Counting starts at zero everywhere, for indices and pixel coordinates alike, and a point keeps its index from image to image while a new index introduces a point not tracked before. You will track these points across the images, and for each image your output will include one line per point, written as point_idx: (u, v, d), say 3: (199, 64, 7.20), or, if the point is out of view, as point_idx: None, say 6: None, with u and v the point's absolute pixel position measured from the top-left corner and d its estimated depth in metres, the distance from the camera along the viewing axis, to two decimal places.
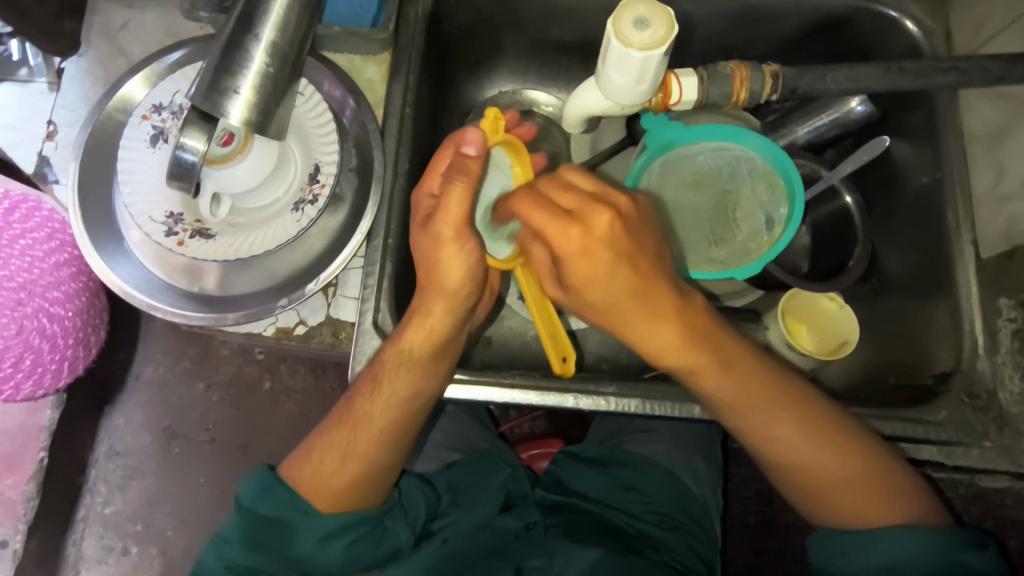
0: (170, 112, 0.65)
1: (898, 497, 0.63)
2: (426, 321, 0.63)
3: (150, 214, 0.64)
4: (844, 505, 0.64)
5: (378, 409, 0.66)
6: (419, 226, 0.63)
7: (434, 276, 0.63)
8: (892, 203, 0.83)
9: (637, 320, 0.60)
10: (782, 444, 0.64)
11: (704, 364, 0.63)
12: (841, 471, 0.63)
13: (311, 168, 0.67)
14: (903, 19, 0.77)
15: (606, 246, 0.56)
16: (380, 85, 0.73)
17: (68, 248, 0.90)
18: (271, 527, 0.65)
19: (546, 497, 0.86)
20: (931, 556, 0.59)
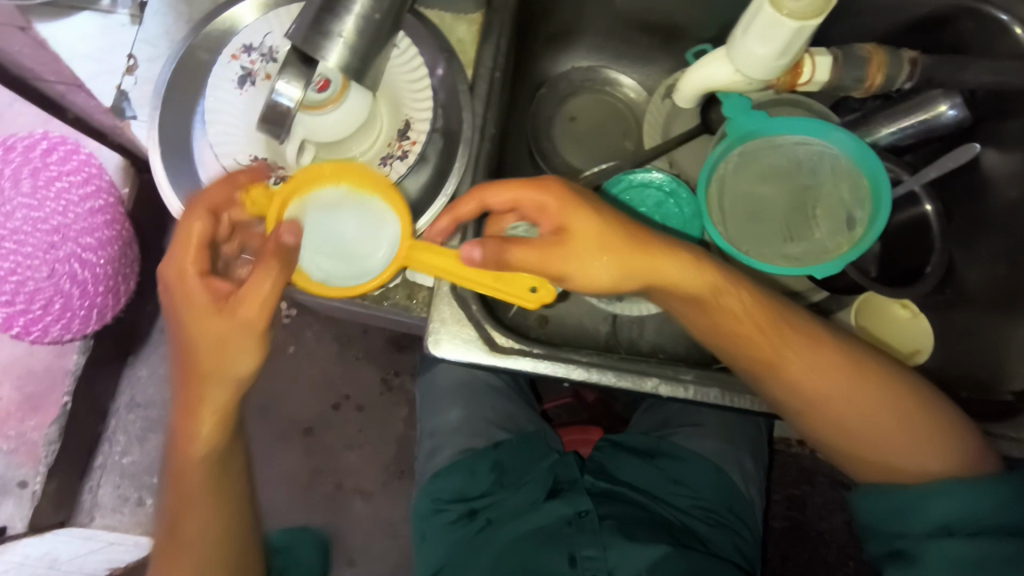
0: (259, 54, 0.63)
1: (935, 440, 0.62)
2: (203, 407, 0.58)
3: (235, 156, 0.62)
4: (898, 461, 0.64)
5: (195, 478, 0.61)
6: (188, 310, 0.56)
7: (219, 363, 0.56)
8: (977, 214, 0.80)
9: (661, 267, 0.61)
10: (825, 400, 0.64)
11: (761, 327, 0.63)
12: (889, 415, 0.63)
13: (400, 125, 0.66)
14: (1014, 24, 0.73)
15: (570, 199, 0.59)
16: (470, 46, 0.70)
17: (102, 194, 0.96)
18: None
19: (595, 484, 0.83)
20: (990, 510, 0.57)
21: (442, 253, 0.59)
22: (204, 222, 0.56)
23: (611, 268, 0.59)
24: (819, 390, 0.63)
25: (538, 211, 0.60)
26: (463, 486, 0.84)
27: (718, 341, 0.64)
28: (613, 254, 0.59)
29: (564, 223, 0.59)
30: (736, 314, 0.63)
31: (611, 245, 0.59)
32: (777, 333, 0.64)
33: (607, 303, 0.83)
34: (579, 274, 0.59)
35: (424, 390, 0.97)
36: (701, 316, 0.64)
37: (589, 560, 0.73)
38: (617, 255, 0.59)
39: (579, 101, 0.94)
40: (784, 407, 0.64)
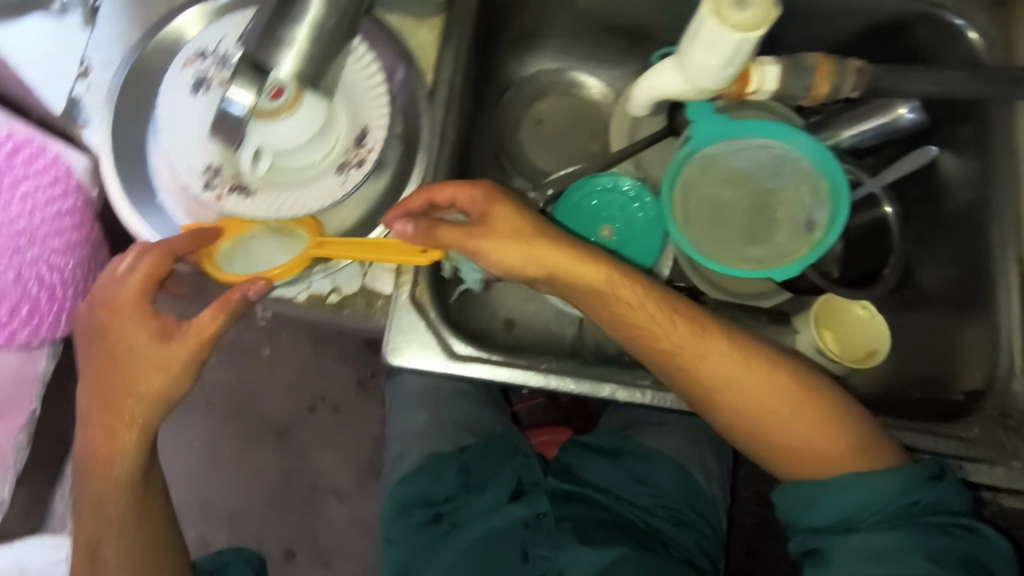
0: (213, 60, 0.61)
1: (843, 432, 0.61)
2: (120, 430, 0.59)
3: (189, 164, 0.61)
4: (810, 456, 0.61)
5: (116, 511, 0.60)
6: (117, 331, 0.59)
7: (138, 382, 0.58)
8: (931, 217, 0.81)
9: (555, 257, 0.61)
10: (728, 392, 0.61)
11: (670, 327, 0.62)
12: (797, 412, 0.61)
13: (357, 132, 0.63)
14: (968, 28, 0.75)
15: (492, 191, 0.62)
16: (430, 50, 0.69)
17: (70, 196, 0.86)
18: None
19: (559, 485, 0.84)
20: (887, 502, 0.58)
21: (357, 245, 0.61)
22: (158, 263, 0.57)
23: (529, 260, 0.61)
24: (732, 392, 0.61)
25: (472, 205, 0.62)
26: (429, 489, 0.84)
27: (632, 342, 0.63)
28: (532, 251, 0.61)
29: (493, 213, 0.61)
30: (636, 309, 0.62)
31: (526, 229, 0.61)
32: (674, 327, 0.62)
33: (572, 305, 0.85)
34: (514, 265, 0.62)
35: (392, 394, 0.98)
36: (617, 316, 0.63)
37: (541, 559, 0.76)
38: (518, 236, 0.60)
39: (545, 104, 0.94)
40: (699, 407, 0.63)
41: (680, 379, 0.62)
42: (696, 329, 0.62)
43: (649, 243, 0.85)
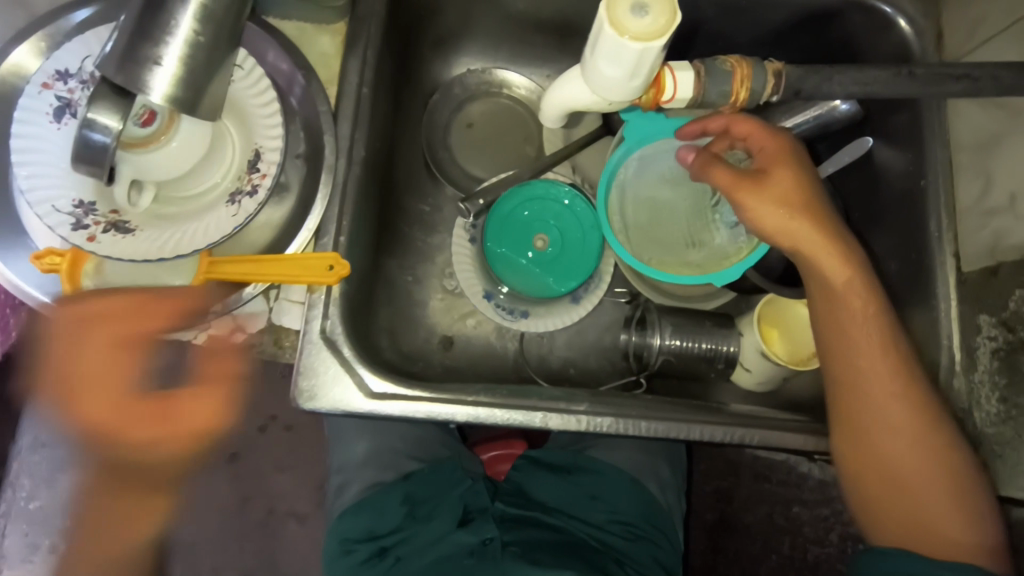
0: (78, 81, 0.54)
1: (976, 518, 0.58)
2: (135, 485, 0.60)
3: (54, 202, 0.53)
4: (930, 526, 0.58)
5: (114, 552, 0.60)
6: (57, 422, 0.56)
7: (158, 438, 0.57)
8: (873, 208, 0.78)
9: (805, 231, 0.60)
10: (871, 397, 0.59)
11: (865, 333, 0.60)
12: (939, 474, 0.58)
13: (250, 155, 0.57)
14: (898, 17, 0.73)
15: (797, 156, 0.63)
16: (334, 59, 0.64)
17: None
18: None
19: (506, 509, 0.80)
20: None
21: (252, 260, 0.57)
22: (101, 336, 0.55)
23: (772, 221, 0.61)
24: (892, 420, 0.59)
25: (759, 153, 0.64)
26: (372, 524, 0.79)
27: (822, 325, 0.62)
28: (788, 216, 0.60)
29: (787, 176, 0.62)
30: (851, 298, 0.60)
31: (797, 194, 0.61)
32: (866, 311, 0.60)
33: (510, 319, 0.82)
34: (759, 217, 0.61)
35: (330, 424, 0.93)
36: (824, 297, 0.61)
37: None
38: (782, 190, 0.61)
39: (474, 106, 0.88)
40: (843, 416, 0.60)
41: (829, 355, 0.61)
42: (885, 343, 0.60)
43: (584, 251, 0.81)
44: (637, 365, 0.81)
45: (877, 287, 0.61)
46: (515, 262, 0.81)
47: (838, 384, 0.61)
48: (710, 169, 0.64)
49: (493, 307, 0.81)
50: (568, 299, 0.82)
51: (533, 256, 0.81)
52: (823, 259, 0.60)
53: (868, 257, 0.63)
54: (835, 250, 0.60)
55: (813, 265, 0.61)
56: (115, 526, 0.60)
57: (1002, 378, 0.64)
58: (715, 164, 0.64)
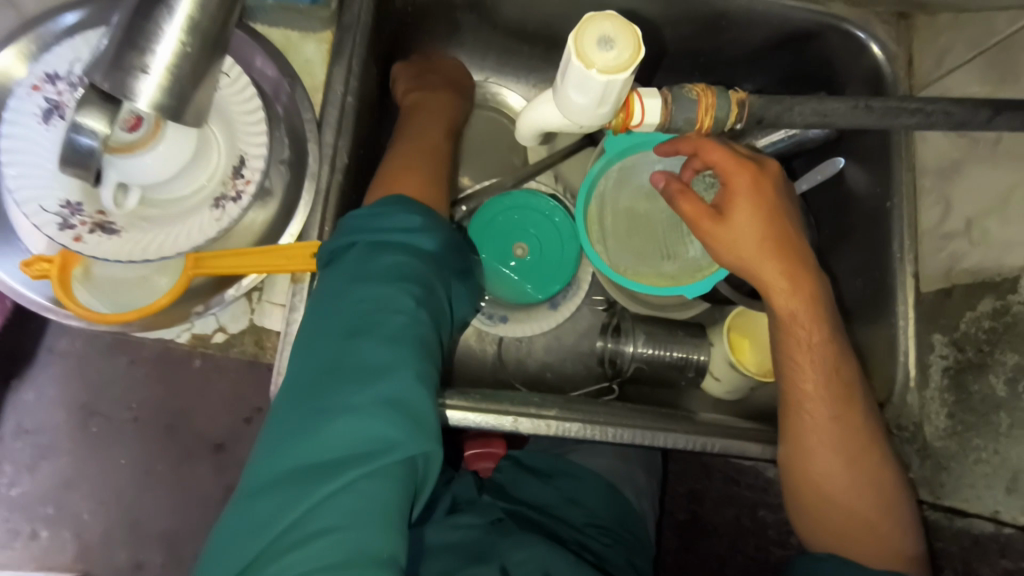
0: (67, 83, 0.56)
1: (903, 526, 0.63)
2: (416, 133, 0.70)
3: (41, 202, 0.54)
4: (866, 534, 0.62)
5: (416, 156, 0.67)
6: (415, 155, 0.67)
7: (434, 116, 0.73)
8: (842, 224, 0.81)
9: (768, 267, 0.63)
10: (811, 419, 0.63)
11: (814, 360, 0.63)
12: (873, 488, 0.62)
13: (235, 160, 0.59)
14: (871, 42, 0.75)
15: (761, 194, 0.64)
16: (319, 67, 0.65)
17: None
18: (374, 308, 0.50)
19: (495, 503, 0.82)
20: None
21: (238, 254, 0.58)
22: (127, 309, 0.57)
23: (732, 255, 0.64)
24: (828, 438, 0.62)
25: (725, 185, 0.64)
26: None
27: (778, 346, 0.65)
28: (749, 251, 0.63)
29: (748, 210, 0.63)
30: (805, 332, 0.64)
31: (755, 238, 0.63)
32: (818, 344, 0.63)
33: (490, 323, 0.84)
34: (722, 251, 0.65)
35: None
36: (771, 319, 0.66)
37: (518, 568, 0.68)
38: (738, 237, 0.63)
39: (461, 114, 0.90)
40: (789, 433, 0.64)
41: (783, 380, 0.65)
42: (830, 371, 0.63)
43: (562, 260, 0.83)
44: (611, 369, 0.84)
45: (829, 321, 0.64)
46: (496, 268, 0.83)
47: (788, 407, 0.64)
48: (679, 202, 0.65)
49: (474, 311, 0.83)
50: (547, 306, 0.85)
51: (514, 265, 0.83)
52: (778, 300, 0.64)
53: (825, 287, 0.65)
54: (788, 281, 0.63)
55: (767, 298, 0.65)
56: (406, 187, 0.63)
57: (950, 396, 0.67)
58: (685, 193, 0.65)
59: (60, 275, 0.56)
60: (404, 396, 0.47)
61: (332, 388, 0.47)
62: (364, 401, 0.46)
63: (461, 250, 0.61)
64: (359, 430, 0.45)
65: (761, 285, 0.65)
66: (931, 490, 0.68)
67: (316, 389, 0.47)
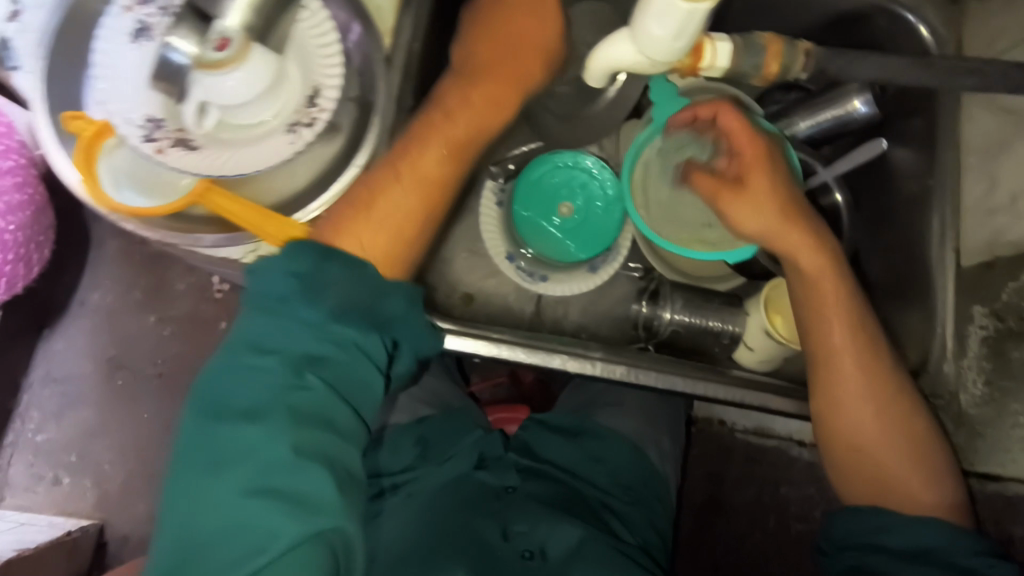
0: (157, 7, 0.58)
1: (936, 479, 0.64)
2: (428, 145, 0.64)
3: (129, 115, 0.57)
4: (897, 492, 0.64)
5: (399, 190, 0.63)
6: (395, 196, 0.62)
7: (464, 122, 0.65)
8: (881, 204, 0.82)
9: (788, 227, 0.65)
10: (842, 374, 0.65)
11: (840, 316, 0.65)
12: (906, 446, 0.64)
13: (309, 90, 0.61)
14: (919, 24, 0.76)
15: (772, 160, 0.67)
16: (389, 13, 0.66)
17: (10, 154, 0.96)
18: (253, 394, 0.56)
19: (520, 460, 0.85)
20: (956, 548, 0.60)
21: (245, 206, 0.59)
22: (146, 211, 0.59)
23: (755, 218, 0.66)
24: (852, 393, 0.64)
25: (738, 151, 0.68)
26: (386, 461, 0.85)
27: (802, 308, 0.67)
28: (771, 211, 0.65)
29: (762, 172, 0.66)
30: (827, 290, 0.65)
31: (772, 203, 0.66)
32: (845, 301, 0.65)
33: (530, 281, 0.85)
34: (746, 212, 0.66)
35: None
36: (796, 281, 0.67)
37: (520, 536, 0.74)
38: (758, 202, 0.66)
39: None
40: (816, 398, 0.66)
41: (811, 340, 0.67)
42: (856, 332, 0.65)
43: (603, 224, 0.85)
44: (646, 333, 0.87)
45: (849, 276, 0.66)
46: (540, 228, 0.85)
47: (817, 366, 0.66)
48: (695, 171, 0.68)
49: (515, 269, 0.85)
50: (586, 268, 0.85)
51: (559, 222, 0.85)
52: (801, 257, 0.65)
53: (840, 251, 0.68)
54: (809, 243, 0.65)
55: (792, 258, 0.66)
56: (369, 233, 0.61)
57: (988, 364, 0.71)
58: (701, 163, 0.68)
59: (88, 145, 0.58)
60: (280, 474, 0.53)
61: (214, 468, 0.54)
62: (236, 487, 0.53)
63: (381, 293, 0.60)
64: (242, 518, 0.52)
65: (782, 250, 0.66)
66: (967, 458, 0.74)
67: (201, 466, 0.54)
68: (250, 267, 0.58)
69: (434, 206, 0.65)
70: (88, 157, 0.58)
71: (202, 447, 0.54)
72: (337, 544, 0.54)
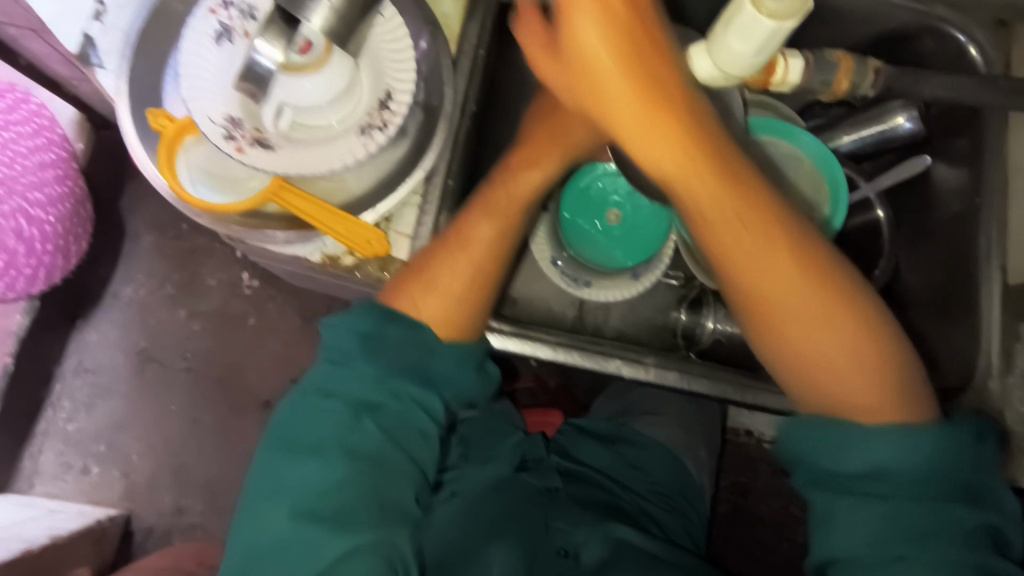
0: (239, 10, 0.60)
1: (905, 396, 0.57)
2: (495, 206, 0.65)
3: (210, 113, 0.59)
4: (855, 410, 0.57)
5: (466, 255, 0.64)
6: (458, 262, 0.63)
7: (532, 185, 0.66)
8: (926, 221, 0.83)
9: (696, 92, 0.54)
10: (771, 291, 0.57)
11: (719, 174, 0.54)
12: (864, 362, 0.57)
13: (381, 94, 0.62)
14: (969, 44, 0.76)
15: (644, 60, 0.52)
16: (456, 21, 0.69)
17: (53, 146, 1.03)
18: (313, 432, 0.59)
19: (561, 463, 0.85)
20: (934, 468, 0.54)
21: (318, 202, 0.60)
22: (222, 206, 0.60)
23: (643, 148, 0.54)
24: (784, 307, 0.57)
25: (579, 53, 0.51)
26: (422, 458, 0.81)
27: (696, 223, 0.57)
28: (654, 116, 0.52)
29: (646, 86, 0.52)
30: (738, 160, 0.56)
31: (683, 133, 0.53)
32: (761, 215, 0.56)
33: (574, 286, 0.87)
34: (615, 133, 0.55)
35: None
36: (702, 216, 0.56)
37: (559, 532, 0.75)
38: (660, 131, 0.52)
39: None
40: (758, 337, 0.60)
41: (721, 257, 0.57)
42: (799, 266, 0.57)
43: (650, 233, 0.86)
44: (687, 342, 0.86)
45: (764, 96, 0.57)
46: (587, 233, 0.86)
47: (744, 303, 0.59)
48: (522, 41, 0.58)
49: (560, 274, 0.88)
50: (629, 275, 0.87)
51: (606, 229, 0.86)
52: (690, 193, 0.55)
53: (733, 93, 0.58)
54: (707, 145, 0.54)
55: (687, 183, 0.54)
56: (436, 299, 0.63)
57: None
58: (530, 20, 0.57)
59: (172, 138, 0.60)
60: (330, 507, 0.56)
61: (272, 497, 0.57)
62: (288, 515, 0.56)
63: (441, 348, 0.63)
64: (296, 541, 0.55)
65: (646, 159, 0.54)
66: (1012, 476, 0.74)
67: (262, 494, 0.58)
68: (326, 320, 0.63)
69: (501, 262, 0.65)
70: (168, 149, 0.60)
71: (265, 478, 0.58)
72: (389, 559, 0.57)
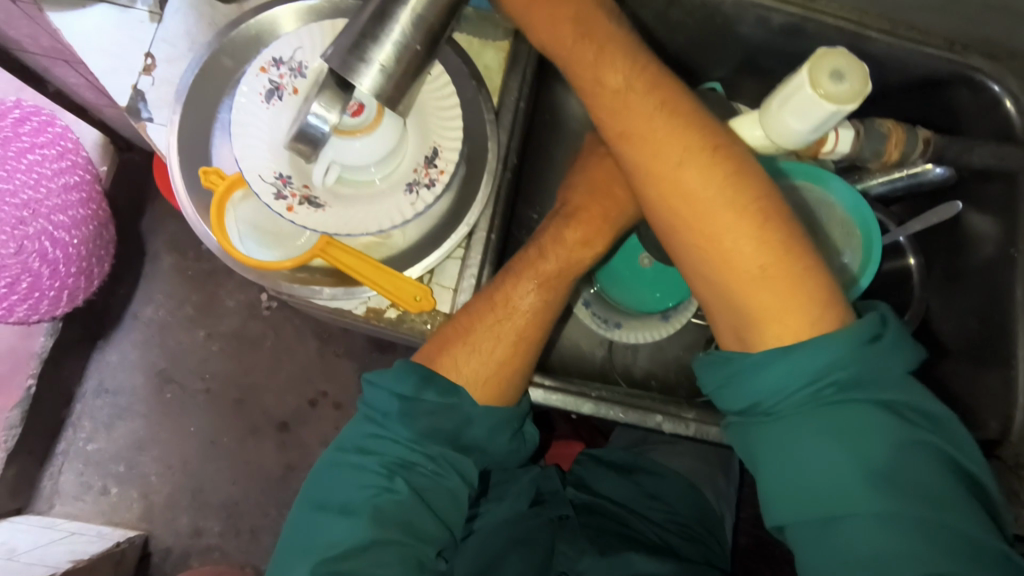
0: (289, 68, 0.61)
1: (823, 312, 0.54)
2: (539, 267, 0.66)
3: (261, 172, 0.60)
4: (769, 326, 0.55)
5: (509, 321, 0.65)
6: (499, 328, 0.64)
7: (577, 252, 0.68)
8: (955, 266, 0.84)
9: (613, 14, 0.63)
10: (678, 190, 0.58)
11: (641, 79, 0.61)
12: (773, 272, 0.55)
13: (428, 151, 0.63)
14: (1004, 95, 0.76)
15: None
16: (496, 73, 0.70)
17: (77, 170, 1.02)
18: (347, 494, 0.60)
19: (575, 496, 0.84)
20: (819, 378, 0.52)
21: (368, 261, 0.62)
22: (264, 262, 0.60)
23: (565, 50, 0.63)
24: (695, 208, 0.57)
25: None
26: None
27: (614, 134, 0.62)
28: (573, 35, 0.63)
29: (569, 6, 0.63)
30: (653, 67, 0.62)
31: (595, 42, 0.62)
32: (667, 125, 0.60)
33: (605, 328, 0.88)
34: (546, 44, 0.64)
35: None
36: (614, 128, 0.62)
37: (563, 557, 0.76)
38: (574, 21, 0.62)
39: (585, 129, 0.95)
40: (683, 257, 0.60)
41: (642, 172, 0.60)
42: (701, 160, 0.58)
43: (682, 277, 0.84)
44: None
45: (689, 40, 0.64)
46: (621, 277, 0.85)
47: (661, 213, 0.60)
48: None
49: (591, 315, 0.88)
50: (659, 317, 0.87)
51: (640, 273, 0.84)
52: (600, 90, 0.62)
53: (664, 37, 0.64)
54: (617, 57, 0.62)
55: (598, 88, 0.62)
56: (477, 365, 0.64)
57: None
58: None
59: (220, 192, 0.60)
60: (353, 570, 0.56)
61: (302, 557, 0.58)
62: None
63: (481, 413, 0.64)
64: None
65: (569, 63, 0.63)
66: None
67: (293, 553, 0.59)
68: (369, 377, 0.63)
69: (541, 329, 0.67)
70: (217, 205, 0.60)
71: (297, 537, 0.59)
72: None
